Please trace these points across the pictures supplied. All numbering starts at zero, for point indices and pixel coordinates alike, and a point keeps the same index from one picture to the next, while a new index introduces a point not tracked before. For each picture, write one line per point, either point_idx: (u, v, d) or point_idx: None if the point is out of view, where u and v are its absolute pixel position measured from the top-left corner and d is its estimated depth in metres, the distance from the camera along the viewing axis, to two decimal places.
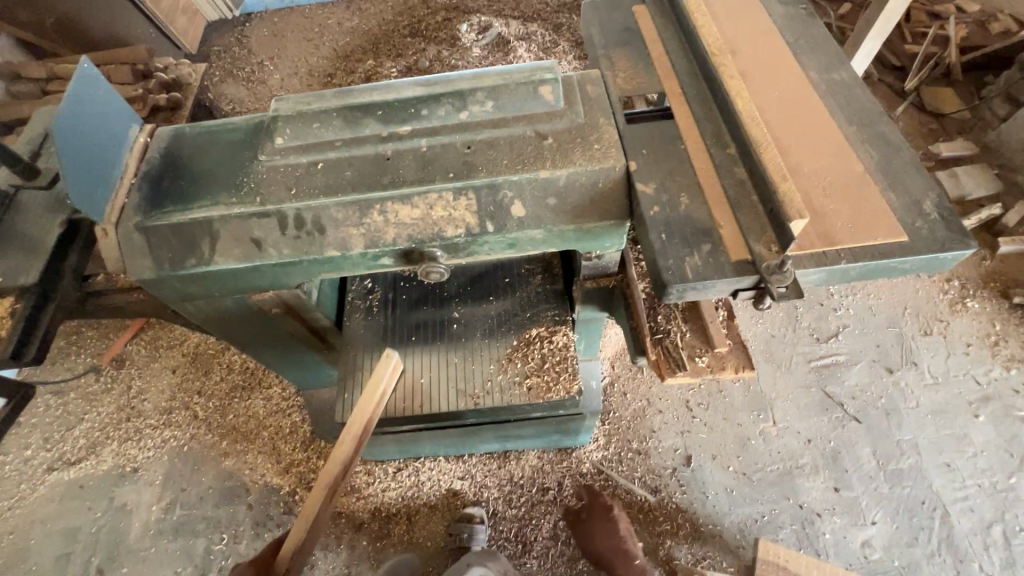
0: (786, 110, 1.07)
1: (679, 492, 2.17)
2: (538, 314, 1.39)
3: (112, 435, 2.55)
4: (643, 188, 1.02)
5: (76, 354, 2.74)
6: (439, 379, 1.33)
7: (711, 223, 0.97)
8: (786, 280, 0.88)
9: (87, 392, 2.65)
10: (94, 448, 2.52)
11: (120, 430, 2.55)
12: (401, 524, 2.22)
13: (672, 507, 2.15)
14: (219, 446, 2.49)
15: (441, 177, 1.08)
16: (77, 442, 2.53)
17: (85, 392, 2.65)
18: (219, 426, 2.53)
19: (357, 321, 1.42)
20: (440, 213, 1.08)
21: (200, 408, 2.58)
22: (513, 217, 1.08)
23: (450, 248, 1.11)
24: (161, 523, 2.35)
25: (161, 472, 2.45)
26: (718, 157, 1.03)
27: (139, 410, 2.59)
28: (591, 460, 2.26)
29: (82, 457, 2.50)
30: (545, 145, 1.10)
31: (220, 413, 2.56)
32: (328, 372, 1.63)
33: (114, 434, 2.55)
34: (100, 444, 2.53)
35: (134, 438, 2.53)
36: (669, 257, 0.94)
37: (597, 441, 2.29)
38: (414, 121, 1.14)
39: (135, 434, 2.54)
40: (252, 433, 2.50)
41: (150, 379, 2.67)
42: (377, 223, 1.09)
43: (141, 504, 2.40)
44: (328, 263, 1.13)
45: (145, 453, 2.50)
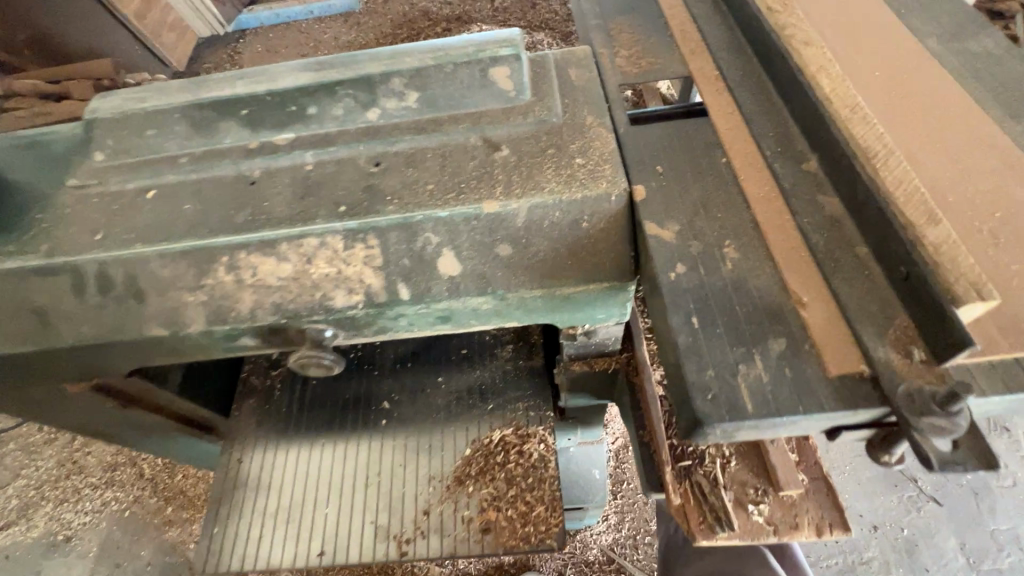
0: (906, 98, 0.63)
1: None
2: (505, 405, 0.94)
3: (48, 494, 1.90)
4: (657, 232, 0.59)
5: None
6: (351, 507, 0.87)
7: (782, 299, 0.52)
8: (952, 432, 0.42)
9: (27, 442, 1.99)
10: (26, 511, 1.87)
11: (57, 488, 1.90)
12: None
13: None
14: (165, 514, 1.83)
15: (326, 212, 0.67)
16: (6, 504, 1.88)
17: (22, 441, 1.99)
18: (166, 488, 1.88)
19: (249, 411, 0.99)
20: (324, 270, 0.66)
21: (147, 464, 1.92)
22: (442, 276, 0.65)
23: (344, 324, 0.69)
24: None
25: (95, 543, 1.80)
26: (786, 178, 0.59)
27: (80, 465, 1.93)
28: (600, 546, 1.72)
29: (9, 523, 1.85)
30: (496, 160, 0.68)
31: (167, 472, 1.90)
32: None
33: (51, 493, 1.89)
34: (32, 506, 1.88)
35: (69, 500, 1.88)
36: (706, 365, 0.50)
37: (606, 520, 1.76)
38: (299, 125, 0.74)
39: (72, 494, 1.89)
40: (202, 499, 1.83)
41: None
42: (224, 285, 0.67)
43: None
44: (157, 346, 0.72)
45: (81, 519, 1.85)
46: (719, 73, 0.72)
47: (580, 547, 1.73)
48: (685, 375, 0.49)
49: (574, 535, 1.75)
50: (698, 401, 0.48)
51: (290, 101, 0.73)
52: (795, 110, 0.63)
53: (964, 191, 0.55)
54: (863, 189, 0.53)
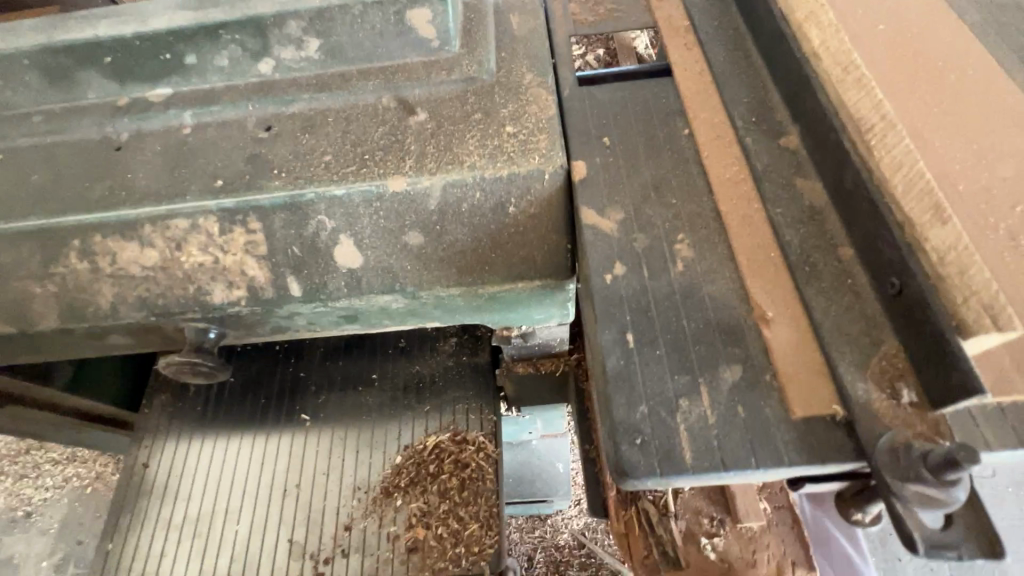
0: (932, 81, 0.46)
1: None
2: (444, 406, 0.83)
3: None
4: (595, 222, 0.47)
5: None
6: (266, 521, 0.78)
7: (741, 314, 0.42)
8: (928, 498, 0.32)
9: None
10: None
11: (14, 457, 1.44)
12: None
13: None
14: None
15: (199, 186, 0.54)
16: None
17: None
18: None
19: (160, 408, 0.87)
20: (197, 258, 0.54)
21: None
22: (340, 269, 0.54)
23: (231, 324, 0.58)
24: None
25: None
26: (758, 158, 0.47)
27: None
28: (571, 531, 1.46)
29: None
30: (409, 126, 0.55)
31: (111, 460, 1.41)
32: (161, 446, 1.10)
33: None
34: None
35: (27, 474, 1.42)
36: (638, 399, 0.39)
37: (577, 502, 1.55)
38: (177, 79, 0.60)
39: None
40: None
41: None
42: (78, 274, 0.56)
43: None
44: (10, 344, 0.61)
45: None
46: (690, 24, 0.59)
47: (551, 531, 1.46)
48: (611, 411, 0.39)
49: (545, 520, 1.49)
50: (623, 448, 0.37)
51: (163, 47, 0.59)
52: (776, 71, 0.51)
53: (976, 166, 0.42)
54: (852, 174, 0.41)
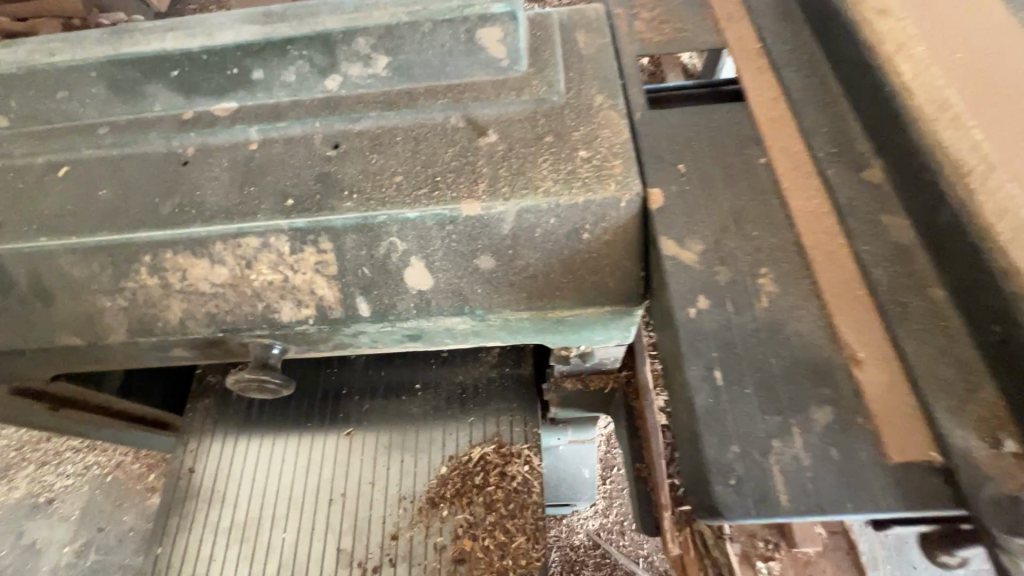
0: None
1: None
2: (488, 416, 0.84)
3: None
4: (675, 253, 0.47)
5: None
6: (312, 528, 0.79)
7: (830, 353, 0.42)
8: None
9: None
10: None
11: (43, 445, 1.47)
12: None
13: None
14: (149, 483, 1.42)
15: (270, 205, 0.54)
16: None
17: None
18: None
19: (204, 411, 0.88)
20: (267, 277, 0.55)
21: None
22: (409, 290, 0.54)
23: (294, 341, 0.58)
24: None
25: None
26: (842, 191, 0.47)
27: None
28: (586, 531, 1.46)
29: None
30: (480, 148, 0.55)
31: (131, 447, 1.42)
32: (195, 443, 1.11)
33: None
34: None
35: (55, 463, 1.44)
36: (730, 439, 0.39)
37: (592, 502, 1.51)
38: (243, 93, 0.60)
39: None
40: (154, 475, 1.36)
41: None
42: (149, 289, 0.56)
43: None
44: (75, 354, 0.61)
45: None
46: (762, 47, 0.58)
47: (567, 532, 1.46)
48: (702, 450, 0.39)
49: (561, 520, 1.48)
50: (717, 488, 0.37)
51: (229, 61, 0.58)
52: (858, 101, 0.50)
53: None
54: (949, 216, 0.41)
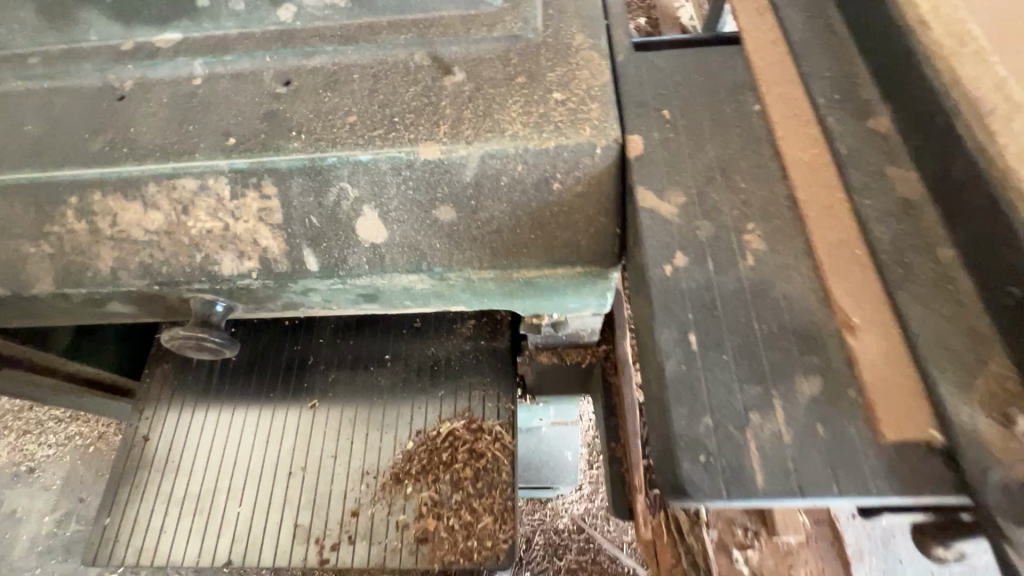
0: None
1: None
2: (460, 390, 0.79)
3: None
4: (653, 205, 0.42)
5: None
6: (270, 502, 0.76)
7: (821, 318, 0.37)
8: None
9: None
10: None
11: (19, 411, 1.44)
12: None
13: None
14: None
15: (209, 145, 0.49)
16: None
17: None
18: None
19: (163, 377, 0.84)
20: (205, 224, 0.49)
21: None
22: (361, 244, 0.49)
23: (239, 297, 0.54)
24: None
25: None
26: (843, 140, 0.42)
27: None
28: (571, 515, 1.42)
29: None
30: (444, 87, 0.49)
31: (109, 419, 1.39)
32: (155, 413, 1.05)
33: None
34: None
35: (30, 429, 1.41)
36: (702, 410, 0.34)
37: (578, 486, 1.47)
38: (188, 23, 0.54)
39: None
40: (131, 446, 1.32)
41: None
42: (76, 235, 0.51)
43: None
44: (4, 307, 0.56)
45: None
46: None
47: (550, 515, 1.42)
48: (670, 421, 0.34)
49: (544, 503, 1.45)
50: (685, 465, 0.33)
51: None
52: (866, 41, 0.45)
53: None
54: (962, 164, 0.36)
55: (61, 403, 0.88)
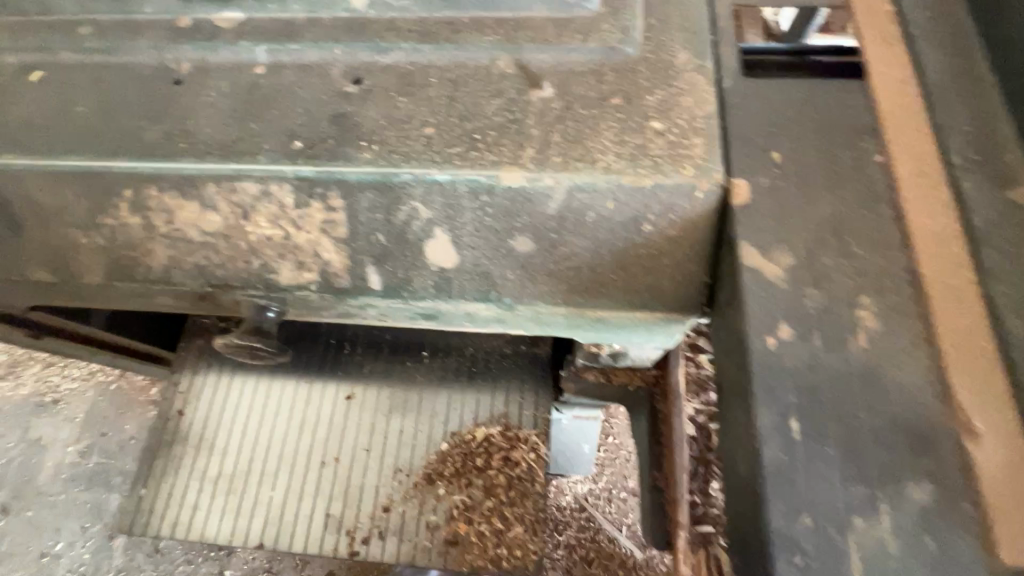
0: None
1: None
2: (497, 394, 0.78)
3: None
4: (757, 264, 0.39)
5: None
6: (302, 489, 0.76)
7: (938, 415, 0.34)
8: None
9: None
10: None
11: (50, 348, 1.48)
12: None
13: None
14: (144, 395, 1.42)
15: (273, 147, 0.45)
16: None
17: None
18: None
19: (196, 352, 0.82)
20: (265, 230, 0.47)
21: None
22: (428, 266, 0.46)
23: (293, 304, 0.51)
24: None
25: None
26: (979, 211, 0.38)
27: None
28: (574, 494, 1.43)
29: None
30: (531, 102, 0.45)
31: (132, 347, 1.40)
32: None
33: None
34: None
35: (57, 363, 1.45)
36: (801, 508, 0.32)
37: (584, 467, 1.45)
38: (252, 2, 0.50)
39: None
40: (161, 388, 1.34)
41: None
42: (130, 229, 0.48)
43: None
44: (50, 290, 0.55)
45: None
46: (896, 10, 0.46)
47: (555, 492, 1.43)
48: (765, 515, 0.32)
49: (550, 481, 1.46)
50: (780, 567, 0.31)
51: None
52: (1019, 95, 0.40)
53: None
54: None
55: (99, 360, 0.86)
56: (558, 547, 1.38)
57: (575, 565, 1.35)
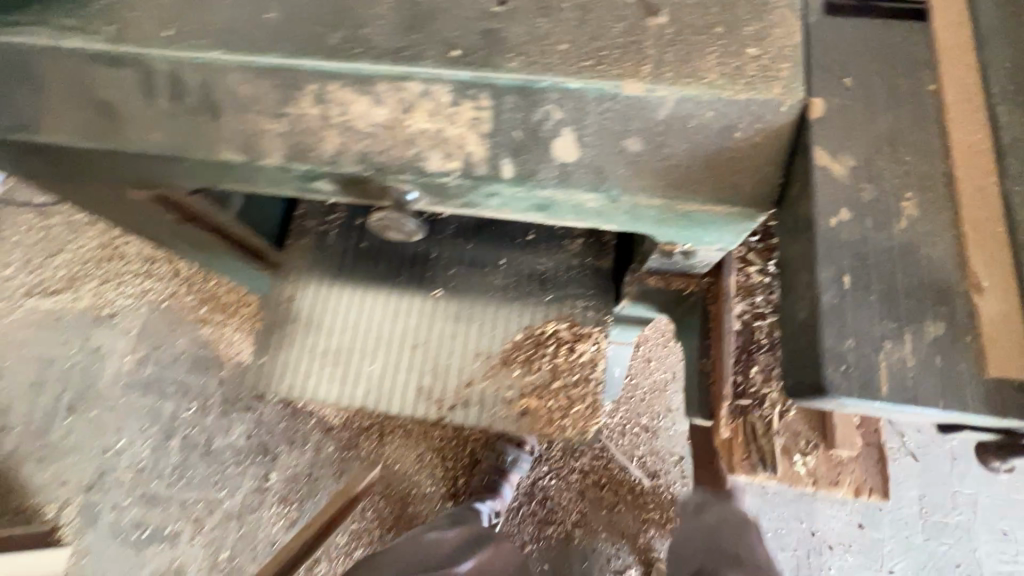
0: None
1: (681, 485, 1.61)
2: (565, 299, 0.90)
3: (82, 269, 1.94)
4: (826, 164, 0.49)
5: None
6: (397, 366, 0.92)
7: (956, 277, 0.45)
8: None
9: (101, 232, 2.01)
10: (66, 279, 1.93)
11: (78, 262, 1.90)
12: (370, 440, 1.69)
13: (669, 499, 1.60)
14: (200, 313, 1.84)
15: (436, 53, 0.55)
16: (48, 270, 1.96)
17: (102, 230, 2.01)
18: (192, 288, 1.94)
19: (302, 249, 0.95)
20: (423, 124, 0.58)
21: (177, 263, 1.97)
22: (554, 160, 0.57)
23: (431, 190, 0.63)
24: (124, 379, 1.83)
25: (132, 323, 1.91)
26: (1007, 131, 0.48)
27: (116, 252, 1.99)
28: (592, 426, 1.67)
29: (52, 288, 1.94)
30: (649, 28, 0.55)
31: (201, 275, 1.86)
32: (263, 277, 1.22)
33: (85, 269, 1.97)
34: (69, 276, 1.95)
35: (110, 282, 1.88)
36: (848, 334, 0.44)
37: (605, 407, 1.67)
38: None
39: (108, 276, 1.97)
40: (234, 307, 1.83)
41: None
42: (310, 118, 0.60)
43: (108, 350, 1.86)
44: (226, 170, 0.66)
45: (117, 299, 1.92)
46: None
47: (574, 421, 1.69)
48: (821, 339, 0.45)
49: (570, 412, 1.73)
50: (829, 371, 0.44)
51: None
52: None
53: None
54: None
55: (194, 258, 1.03)
56: (574, 471, 1.63)
57: (588, 487, 1.61)
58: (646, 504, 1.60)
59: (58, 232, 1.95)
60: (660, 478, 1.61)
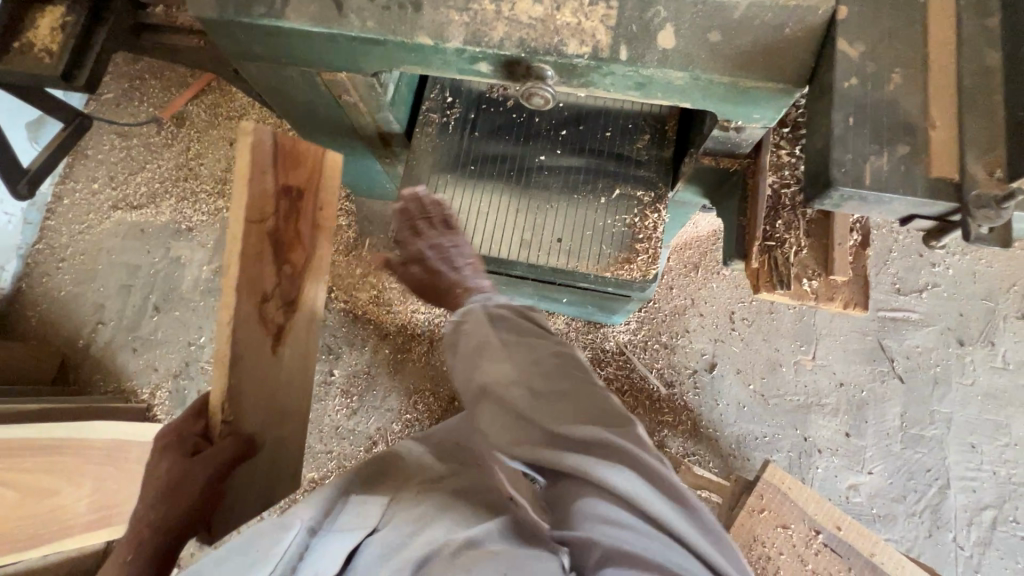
0: None
1: (692, 392, 2.10)
2: (631, 180, 1.23)
3: (170, 190, 2.29)
4: (846, 49, 0.75)
5: (168, 90, 2.36)
6: (505, 224, 1.24)
7: (923, 120, 0.72)
8: (996, 221, 0.69)
9: (184, 157, 2.30)
10: (154, 199, 2.28)
11: (174, 186, 2.29)
12: (423, 345, 2.14)
13: (679, 403, 2.10)
14: None
15: None
16: (138, 189, 2.29)
17: (186, 154, 2.30)
18: None
19: (429, 136, 1.27)
20: (568, 19, 0.84)
21: None
22: (656, 47, 0.82)
23: (564, 69, 0.88)
24: (210, 283, 2.22)
25: (211, 236, 2.25)
26: (966, 29, 0.74)
27: (195, 173, 2.29)
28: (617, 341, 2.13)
29: (144, 204, 2.28)
30: None
31: None
32: (372, 169, 1.49)
33: (173, 190, 2.28)
34: (160, 196, 2.28)
35: (188, 200, 2.27)
36: (849, 152, 0.72)
37: (627, 323, 2.14)
38: None
39: (189, 196, 2.28)
40: None
41: (208, 145, 2.31)
42: (486, 13, 0.86)
43: (193, 261, 2.24)
44: (411, 54, 0.92)
45: (199, 217, 2.26)
46: None
47: (601, 338, 2.13)
48: (832, 154, 0.72)
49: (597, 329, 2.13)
50: (835, 173, 0.72)
51: None
52: None
53: None
54: None
55: None
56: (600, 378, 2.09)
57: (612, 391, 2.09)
58: (663, 408, 2.09)
59: (150, 159, 2.31)
60: (675, 387, 2.11)
